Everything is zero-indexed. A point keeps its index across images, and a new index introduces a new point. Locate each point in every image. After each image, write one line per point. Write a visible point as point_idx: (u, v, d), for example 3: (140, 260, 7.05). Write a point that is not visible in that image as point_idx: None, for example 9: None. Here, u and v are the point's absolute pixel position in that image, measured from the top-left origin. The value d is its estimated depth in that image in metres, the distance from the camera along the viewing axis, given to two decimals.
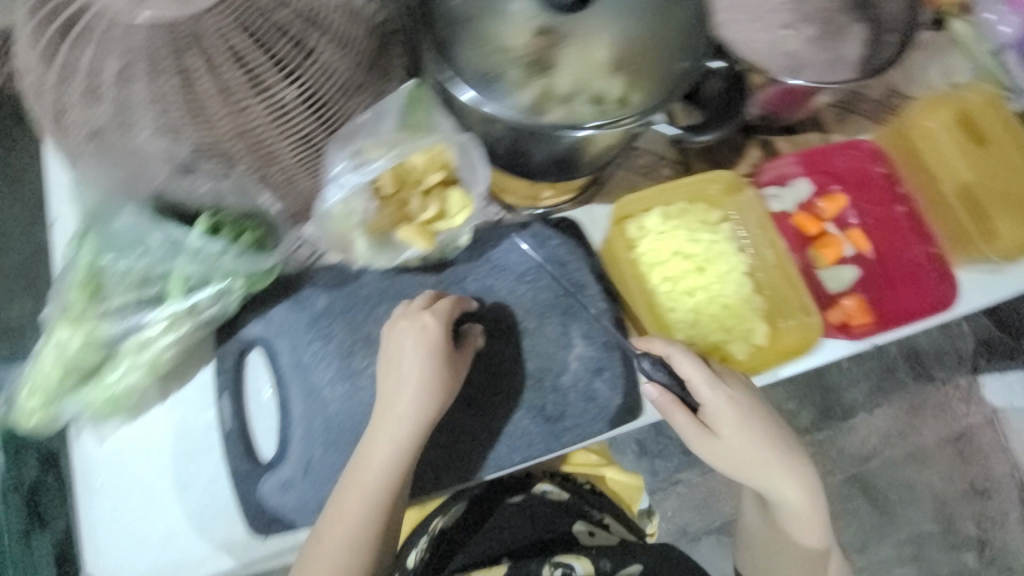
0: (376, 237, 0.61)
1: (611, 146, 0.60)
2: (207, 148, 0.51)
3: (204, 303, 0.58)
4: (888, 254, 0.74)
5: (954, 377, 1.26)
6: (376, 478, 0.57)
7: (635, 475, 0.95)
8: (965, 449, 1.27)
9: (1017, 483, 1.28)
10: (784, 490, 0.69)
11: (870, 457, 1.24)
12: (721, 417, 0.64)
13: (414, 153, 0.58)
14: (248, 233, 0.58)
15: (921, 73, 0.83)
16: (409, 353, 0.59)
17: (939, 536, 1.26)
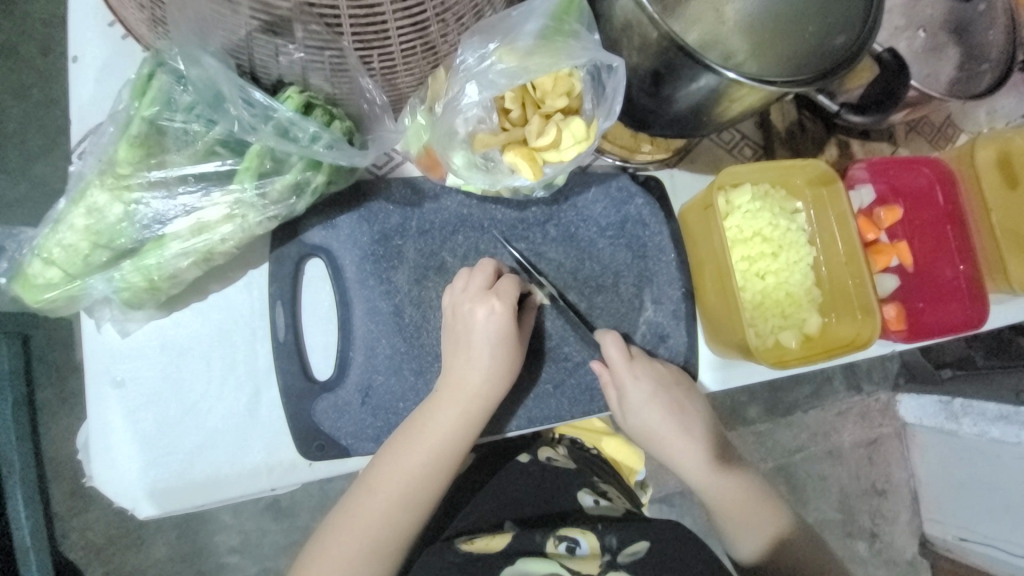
0: (479, 155, 0.54)
1: (748, 111, 0.54)
2: (312, 7, 0.41)
3: (279, 194, 0.50)
4: (928, 271, 0.79)
5: (880, 392, 1.35)
6: (432, 449, 0.53)
7: (636, 451, 0.84)
8: (876, 455, 1.37)
9: (913, 494, 1.39)
10: (691, 459, 0.67)
11: (797, 451, 1.32)
12: (627, 392, 0.62)
13: (545, 72, 0.52)
14: (339, 122, 0.51)
15: (973, 111, 0.87)
16: (487, 329, 0.55)
17: (839, 526, 1.35)
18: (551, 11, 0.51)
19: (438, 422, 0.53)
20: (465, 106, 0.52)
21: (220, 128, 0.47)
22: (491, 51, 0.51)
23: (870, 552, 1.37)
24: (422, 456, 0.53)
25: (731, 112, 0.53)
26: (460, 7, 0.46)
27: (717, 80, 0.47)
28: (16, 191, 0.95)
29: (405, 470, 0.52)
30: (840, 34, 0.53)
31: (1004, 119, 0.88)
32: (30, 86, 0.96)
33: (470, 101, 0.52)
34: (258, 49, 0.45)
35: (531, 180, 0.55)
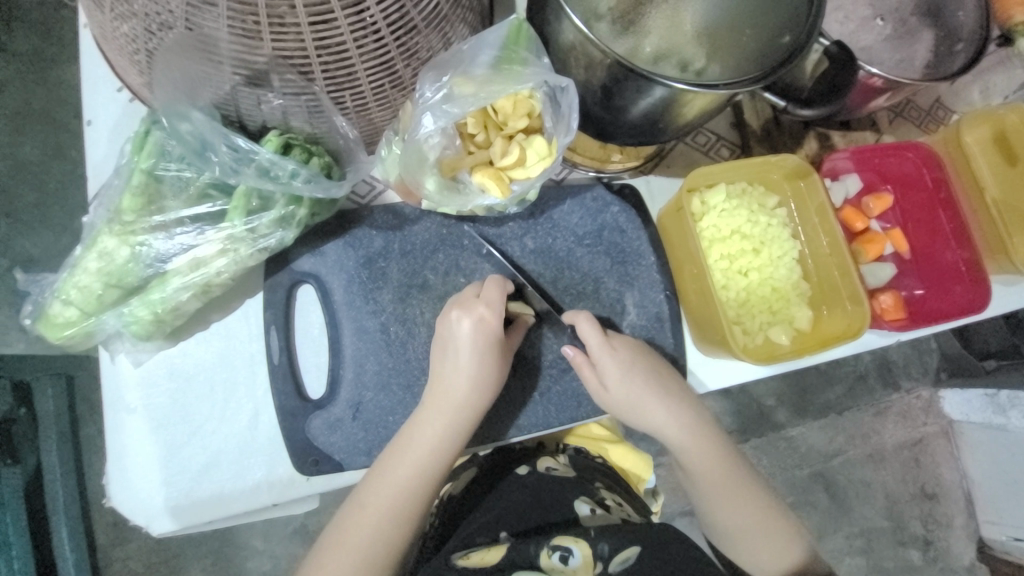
0: (450, 180, 0.58)
1: (703, 115, 0.56)
2: (286, 59, 0.46)
3: (266, 228, 0.54)
4: (925, 255, 0.78)
5: (919, 388, 1.29)
6: (413, 461, 0.55)
7: (646, 457, 0.84)
8: (921, 456, 1.30)
9: (965, 494, 1.31)
10: (679, 437, 0.63)
11: (833, 455, 1.26)
12: (604, 368, 0.61)
13: (502, 97, 0.56)
14: (317, 158, 0.55)
15: (964, 91, 0.86)
16: (463, 346, 0.56)
17: (888, 533, 1.28)
18: (500, 41, 0.55)
19: (420, 434, 0.55)
20: (425, 135, 0.56)
21: (209, 174, 0.52)
22: (446, 83, 0.55)
23: (924, 560, 1.29)
24: (406, 469, 0.54)
25: (686, 115, 0.55)
26: (421, 45, 0.51)
27: (665, 90, 0.50)
28: (59, 244, 1.05)
29: (393, 483, 0.54)
30: (790, 32, 0.55)
31: (1000, 95, 0.86)
32: (68, 148, 1.06)
33: (428, 130, 0.56)
34: (243, 100, 0.50)
35: (501, 198, 0.58)
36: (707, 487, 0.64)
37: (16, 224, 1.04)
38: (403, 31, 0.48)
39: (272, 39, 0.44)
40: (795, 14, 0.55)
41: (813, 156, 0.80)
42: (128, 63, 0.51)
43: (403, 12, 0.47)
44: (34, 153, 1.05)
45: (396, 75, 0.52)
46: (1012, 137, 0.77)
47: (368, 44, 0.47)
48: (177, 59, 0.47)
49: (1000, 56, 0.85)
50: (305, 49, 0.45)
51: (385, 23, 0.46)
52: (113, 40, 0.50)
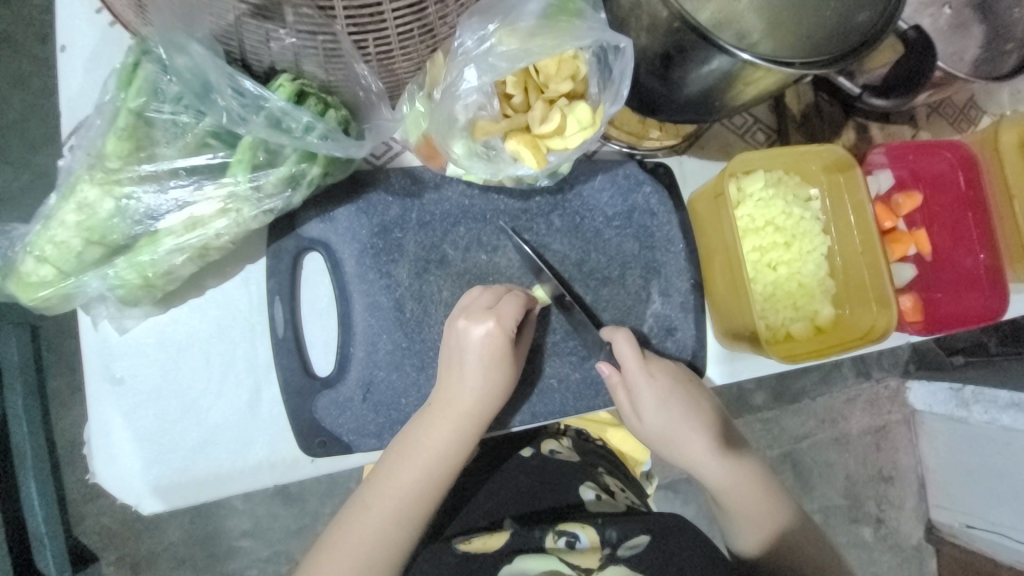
0: (480, 143, 0.53)
1: (760, 97, 0.52)
2: None
3: (273, 188, 0.48)
4: (946, 259, 0.77)
5: (888, 378, 1.33)
6: (425, 467, 0.52)
7: (642, 442, 0.83)
8: (883, 442, 1.35)
9: (919, 480, 1.38)
10: (706, 457, 0.62)
11: (803, 438, 1.31)
12: (641, 391, 0.59)
13: (548, 55, 0.50)
14: (334, 111, 0.49)
15: (998, 91, 0.83)
16: (479, 354, 0.53)
17: (844, 511, 1.35)
18: None
19: (434, 443, 0.52)
20: (463, 91, 0.50)
21: (210, 119, 0.45)
22: (490, 33, 0.49)
23: (874, 537, 1.36)
24: (416, 472, 0.52)
25: (743, 95, 0.50)
26: None
27: (730, 61, 0.45)
28: (19, 182, 0.93)
29: (405, 485, 0.52)
30: (864, 9, 0.50)
31: None
32: (29, 75, 0.94)
33: (469, 86, 0.50)
34: (248, 34, 0.43)
35: (535, 169, 0.53)
36: (730, 501, 0.63)
37: None
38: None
39: None
40: None
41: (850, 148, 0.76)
42: None
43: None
44: None
45: (427, 20, 0.44)
46: None
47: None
48: None
49: None
50: None
51: None
52: None
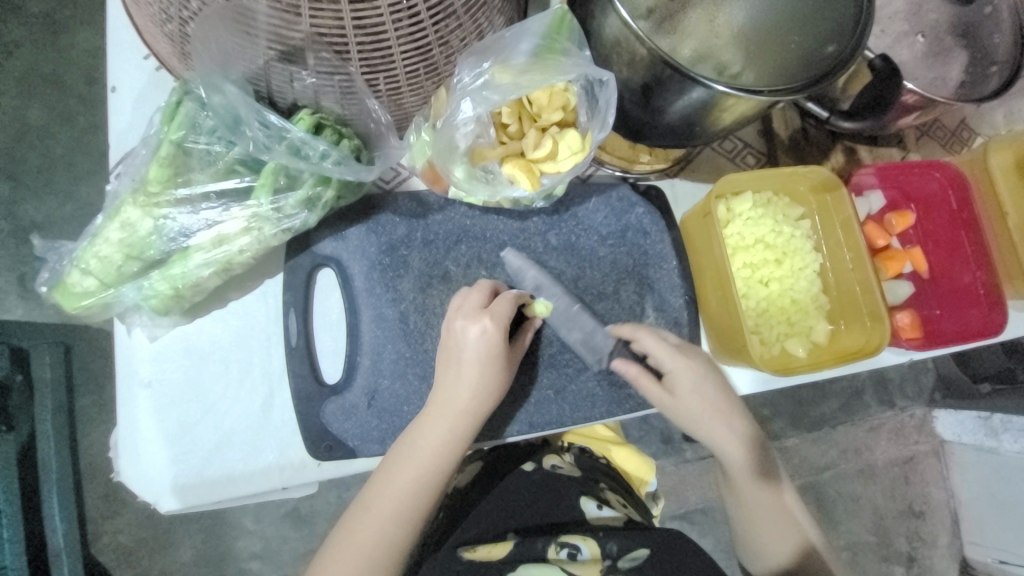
0: (479, 169, 0.58)
1: (738, 122, 0.55)
2: (322, 37, 0.45)
3: (291, 208, 0.54)
4: (943, 278, 0.77)
5: (914, 407, 1.30)
6: (423, 466, 0.55)
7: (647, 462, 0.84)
8: (911, 475, 1.31)
9: (952, 515, 1.32)
10: (733, 447, 0.64)
11: (825, 468, 1.27)
12: (681, 382, 0.62)
13: (539, 88, 0.55)
14: (347, 141, 0.54)
15: (989, 114, 0.86)
16: (475, 353, 0.56)
17: (874, 548, 1.29)
18: (541, 29, 0.55)
19: (431, 445, 0.55)
20: (461, 120, 0.55)
21: (238, 148, 0.51)
22: (486, 69, 0.54)
23: None
24: (413, 471, 0.54)
25: (722, 121, 0.54)
26: (457, 30, 0.49)
27: (707, 92, 0.49)
28: (63, 212, 1.02)
29: (404, 486, 0.54)
30: (827, 39, 0.54)
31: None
32: (77, 115, 1.04)
33: (466, 116, 0.55)
34: (275, 76, 0.49)
35: (529, 190, 0.58)
36: (750, 501, 0.65)
37: (22, 187, 1.02)
38: (447, 11, 0.47)
39: (310, 16, 0.43)
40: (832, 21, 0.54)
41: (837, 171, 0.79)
42: (157, 30, 0.50)
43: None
44: (41, 117, 1.03)
45: (431, 59, 0.50)
46: None
47: (408, 25, 0.46)
48: (209, 30, 0.46)
49: None
50: (343, 29, 0.44)
51: (424, 5, 0.45)
52: (144, 5, 0.49)
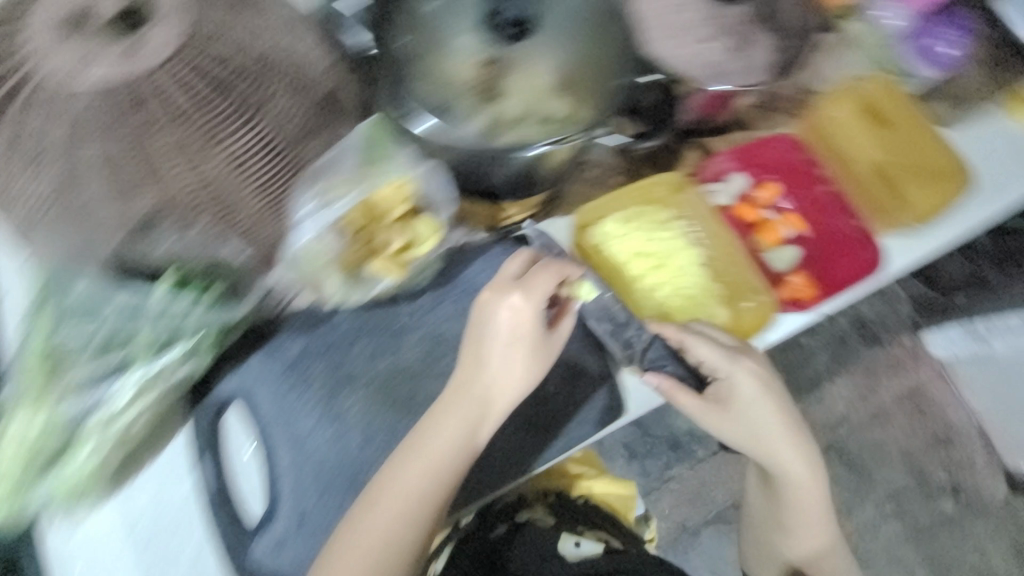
0: (351, 273, 0.62)
1: (560, 163, 0.72)
2: (174, 199, 0.54)
3: (173, 364, 0.58)
4: (822, 232, 0.82)
5: (898, 336, 1.39)
6: (424, 477, 0.56)
7: (626, 482, 1.01)
8: (922, 403, 1.38)
9: (977, 430, 1.36)
10: (789, 461, 0.77)
11: (839, 424, 1.36)
12: (738, 391, 0.71)
13: (375, 191, 0.61)
14: (214, 285, 0.59)
15: (824, 67, 0.92)
16: (501, 334, 0.58)
17: (915, 490, 1.36)
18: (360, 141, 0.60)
19: (441, 448, 0.57)
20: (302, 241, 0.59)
21: (104, 329, 0.56)
22: (311, 197, 0.59)
23: (957, 507, 1.36)
24: (420, 473, 0.56)
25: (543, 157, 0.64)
26: (289, 159, 0.58)
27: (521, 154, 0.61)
28: None
29: (396, 513, 0.55)
30: (588, 86, 0.68)
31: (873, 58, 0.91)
32: None
33: (310, 239, 0.59)
34: (134, 248, 0.55)
35: (400, 278, 0.63)
36: (788, 498, 0.82)
37: None
38: (267, 154, 0.57)
39: (157, 185, 0.53)
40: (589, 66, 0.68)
41: (695, 168, 0.84)
42: (31, 238, 0.56)
43: (255, 137, 0.56)
44: None
45: (273, 185, 0.58)
46: (884, 106, 0.89)
47: (234, 171, 0.55)
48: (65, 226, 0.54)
49: (856, 25, 0.91)
50: (188, 186, 0.54)
51: (249, 148, 0.55)
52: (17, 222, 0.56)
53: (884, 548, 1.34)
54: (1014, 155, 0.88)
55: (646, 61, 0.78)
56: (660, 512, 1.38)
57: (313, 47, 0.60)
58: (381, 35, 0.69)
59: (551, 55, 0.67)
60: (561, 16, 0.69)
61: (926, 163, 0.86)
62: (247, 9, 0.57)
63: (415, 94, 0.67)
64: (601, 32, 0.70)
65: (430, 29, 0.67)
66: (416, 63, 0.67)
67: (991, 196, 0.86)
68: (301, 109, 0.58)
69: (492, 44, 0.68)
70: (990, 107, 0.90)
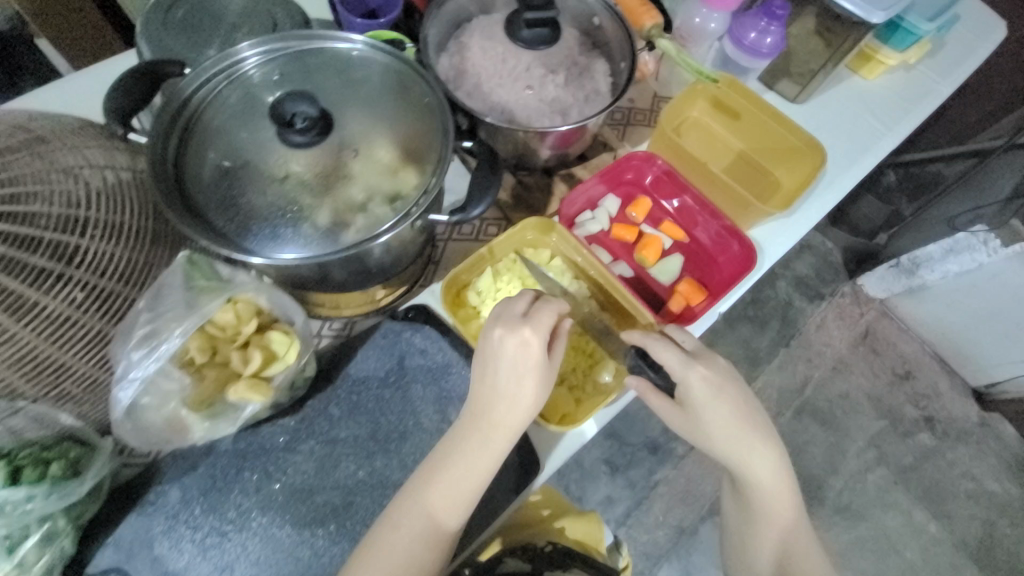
0: (209, 407, 0.58)
1: (414, 237, 0.65)
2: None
3: (30, 558, 0.54)
4: (697, 235, 0.85)
5: (840, 287, 1.46)
6: (422, 513, 0.58)
7: (591, 513, 0.85)
8: (876, 344, 1.43)
9: (935, 357, 1.43)
10: (755, 468, 0.67)
11: (804, 385, 1.38)
12: (693, 394, 0.65)
13: (215, 316, 0.57)
14: (57, 463, 0.55)
15: (667, 76, 0.96)
16: (511, 366, 0.59)
17: (892, 431, 1.36)
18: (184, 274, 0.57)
19: (440, 487, 0.59)
20: (131, 387, 0.54)
21: None
22: (140, 344, 0.54)
23: (935, 437, 1.36)
24: (412, 518, 0.58)
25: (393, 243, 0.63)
26: (118, 306, 0.56)
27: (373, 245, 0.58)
28: None
29: (399, 555, 0.57)
30: (419, 150, 0.62)
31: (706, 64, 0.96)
32: None
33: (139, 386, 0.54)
34: None
35: (266, 398, 0.59)
36: (753, 512, 0.71)
37: None
38: (93, 302, 0.54)
39: None
40: (415, 129, 0.63)
41: (559, 207, 0.84)
42: None
43: (76, 287, 0.53)
44: None
45: (104, 338, 0.56)
46: (728, 98, 0.90)
47: (53, 327, 0.52)
48: None
49: (682, 33, 0.95)
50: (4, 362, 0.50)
51: (71, 307, 0.52)
52: None
53: (875, 499, 1.31)
54: (851, 116, 0.95)
55: (484, 110, 0.77)
56: (654, 521, 1.27)
57: (123, 187, 0.58)
58: (172, 154, 0.59)
59: (373, 131, 0.61)
60: (371, 90, 0.64)
61: (784, 143, 0.88)
62: (47, 156, 0.54)
63: (233, 216, 0.57)
64: (410, 90, 0.64)
65: (235, 145, 0.59)
66: (233, 181, 0.58)
67: (845, 160, 0.92)
68: (123, 252, 0.56)
69: (295, 147, 0.58)
70: (839, 70, 0.98)
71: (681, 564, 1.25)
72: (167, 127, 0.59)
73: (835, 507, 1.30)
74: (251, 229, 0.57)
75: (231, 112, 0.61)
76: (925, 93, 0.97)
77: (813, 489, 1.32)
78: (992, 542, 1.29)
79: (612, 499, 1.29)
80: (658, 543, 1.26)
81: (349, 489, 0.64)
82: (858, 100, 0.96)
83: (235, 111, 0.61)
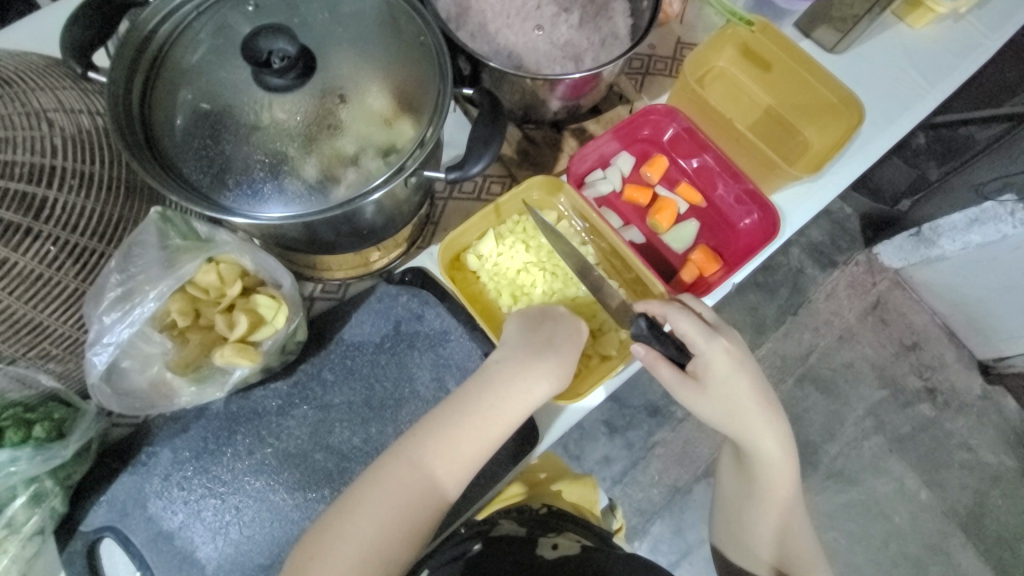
0: (197, 371, 0.57)
1: (410, 195, 0.60)
2: None
3: (23, 515, 0.55)
4: (715, 198, 0.79)
5: (855, 255, 1.39)
6: (411, 482, 0.55)
7: (587, 480, 0.84)
8: (886, 314, 1.39)
9: (945, 329, 1.39)
10: (768, 445, 0.65)
11: (809, 354, 1.35)
12: (712, 367, 0.62)
13: (198, 278, 0.55)
14: (39, 424, 0.54)
15: (695, 20, 0.86)
16: (518, 327, 0.63)
17: (892, 400, 1.35)
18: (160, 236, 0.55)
19: (431, 448, 0.56)
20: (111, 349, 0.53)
21: None
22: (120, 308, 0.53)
23: (936, 408, 1.35)
24: (399, 484, 0.54)
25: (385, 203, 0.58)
26: (91, 263, 0.52)
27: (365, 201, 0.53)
28: None
29: (389, 518, 0.53)
30: (411, 95, 0.56)
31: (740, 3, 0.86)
32: None
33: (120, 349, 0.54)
34: None
35: (254, 363, 0.57)
36: (757, 492, 0.69)
37: None
38: (66, 258, 0.50)
39: None
40: (406, 70, 0.57)
41: (568, 163, 0.77)
42: None
43: (48, 243, 0.48)
44: None
45: (81, 297, 0.52)
46: (760, 44, 0.81)
47: (26, 284, 0.48)
48: None
49: None
50: None
51: (40, 263, 0.48)
52: None
53: (868, 466, 1.31)
54: (892, 72, 0.86)
55: (490, 55, 0.69)
56: (649, 479, 1.28)
57: (88, 131, 0.52)
58: (139, 95, 0.53)
59: (359, 71, 0.55)
60: (359, 24, 0.57)
61: (818, 98, 0.80)
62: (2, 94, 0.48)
63: (208, 168, 0.52)
64: (404, 27, 0.57)
65: (206, 87, 0.53)
66: (205, 128, 0.53)
67: (881, 121, 0.84)
68: (95, 205, 0.51)
69: (274, 91, 0.51)
70: (884, 18, 0.87)
71: (671, 519, 1.27)
72: (131, 64, 0.53)
73: (828, 472, 1.30)
74: (230, 183, 0.52)
75: (203, 46, 0.55)
76: (972, 46, 0.87)
77: (807, 454, 1.32)
78: (980, 510, 1.30)
79: (610, 459, 1.30)
80: (652, 500, 1.28)
81: (343, 455, 0.63)
82: (901, 55, 0.87)
83: (207, 46, 0.55)
